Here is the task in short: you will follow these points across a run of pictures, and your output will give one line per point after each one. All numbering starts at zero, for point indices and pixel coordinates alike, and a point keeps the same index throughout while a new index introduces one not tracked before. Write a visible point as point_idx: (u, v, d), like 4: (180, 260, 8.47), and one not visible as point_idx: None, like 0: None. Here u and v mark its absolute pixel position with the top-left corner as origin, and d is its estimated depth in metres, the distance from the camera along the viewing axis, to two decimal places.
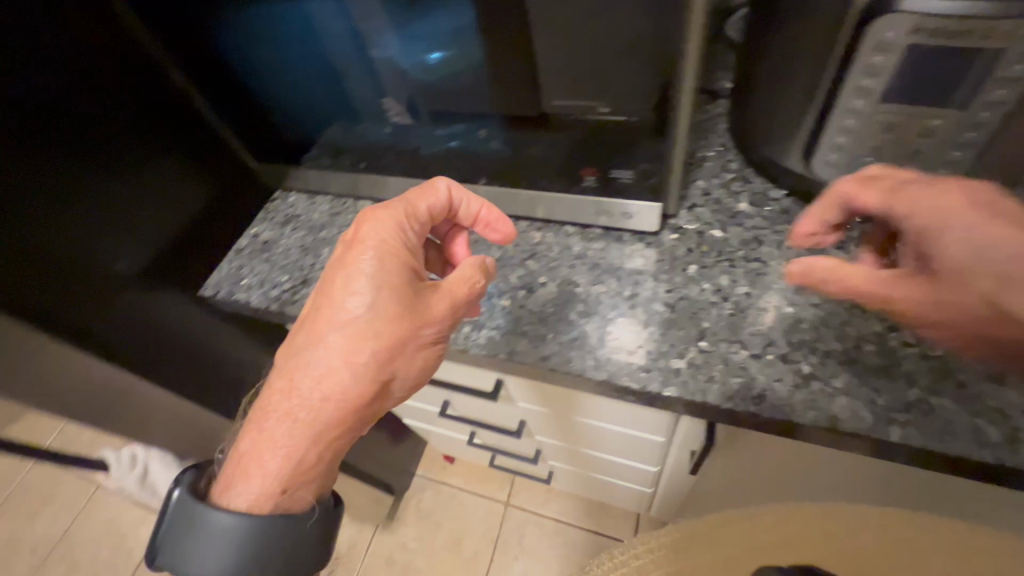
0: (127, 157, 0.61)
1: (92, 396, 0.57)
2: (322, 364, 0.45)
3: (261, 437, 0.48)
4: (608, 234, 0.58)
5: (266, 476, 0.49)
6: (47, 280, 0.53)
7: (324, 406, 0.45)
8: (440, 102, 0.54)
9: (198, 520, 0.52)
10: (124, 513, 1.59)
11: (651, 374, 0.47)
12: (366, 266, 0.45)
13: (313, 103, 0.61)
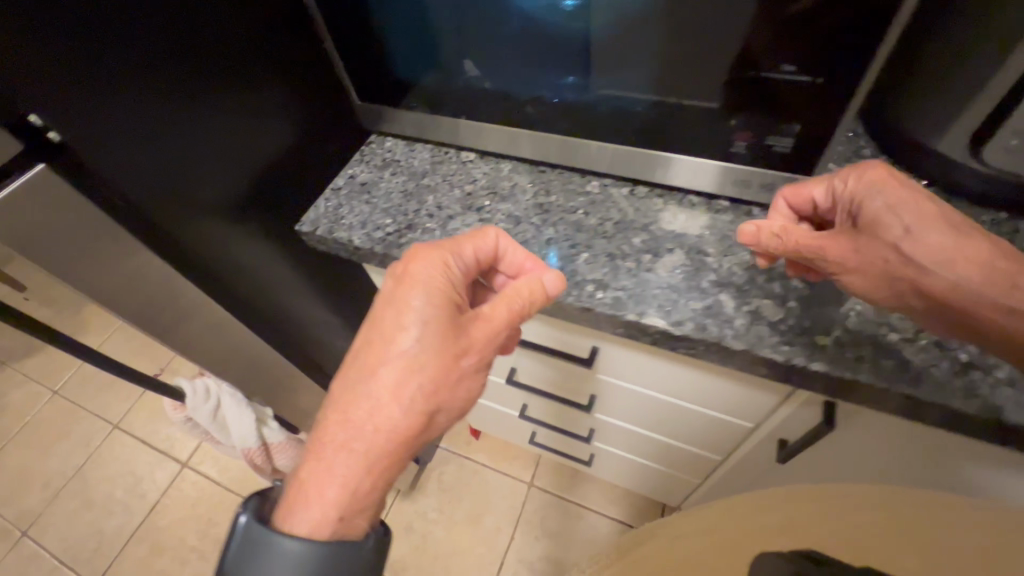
0: (231, 81, 0.59)
1: (172, 317, 0.58)
2: (372, 394, 0.45)
3: (315, 470, 0.47)
4: (735, 207, 0.55)
5: (322, 507, 0.47)
6: (150, 193, 0.52)
7: (376, 435, 0.46)
8: (568, 54, 0.50)
9: (263, 555, 0.47)
10: (140, 456, 1.58)
11: (795, 347, 0.44)
12: (416, 303, 0.46)
13: (418, 48, 0.56)
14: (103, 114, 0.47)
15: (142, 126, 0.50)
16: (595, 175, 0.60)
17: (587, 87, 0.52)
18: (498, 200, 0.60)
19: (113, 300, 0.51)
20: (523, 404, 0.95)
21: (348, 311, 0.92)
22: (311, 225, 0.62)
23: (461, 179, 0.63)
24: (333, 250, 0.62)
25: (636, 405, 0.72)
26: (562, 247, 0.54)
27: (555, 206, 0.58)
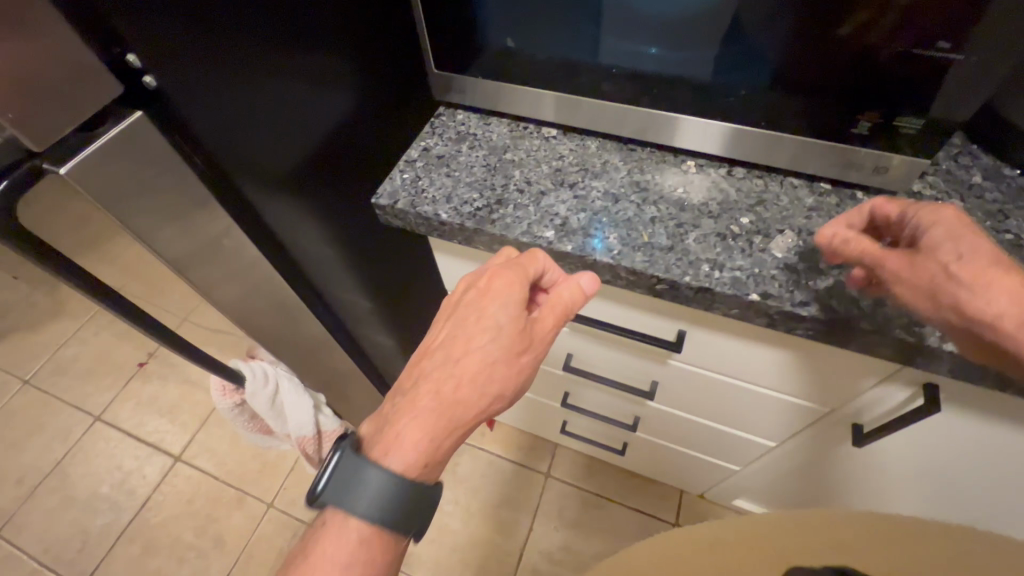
0: (313, 42, 0.52)
1: (233, 278, 0.54)
2: (454, 354, 0.43)
3: (401, 420, 0.43)
4: (837, 190, 0.55)
5: (404, 454, 0.43)
6: (232, 150, 0.47)
7: (457, 396, 0.43)
8: (667, 26, 0.48)
9: (350, 481, 0.43)
10: (125, 450, 1.41)
11: (926, 328, 0.44)
12: (493, 314, 0.44)
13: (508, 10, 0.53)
14: (200, 59, 0.42)
15: (235, 76, 0.45)
16: (689, 155, 0.59)
17: (688, 61, 0.50)
18: (591, 176, 0.58)
19: (182, 263, 0.47)
20: (565, 391, 0.92)
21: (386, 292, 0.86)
22: (389, 197, 0.58)
23: (548, 155, 0.61)
24: (413, 225, 0.58)
25: (702, 393, 0.71)
26: (669, 226, 0.53)
27: (653, 185, 0.57)
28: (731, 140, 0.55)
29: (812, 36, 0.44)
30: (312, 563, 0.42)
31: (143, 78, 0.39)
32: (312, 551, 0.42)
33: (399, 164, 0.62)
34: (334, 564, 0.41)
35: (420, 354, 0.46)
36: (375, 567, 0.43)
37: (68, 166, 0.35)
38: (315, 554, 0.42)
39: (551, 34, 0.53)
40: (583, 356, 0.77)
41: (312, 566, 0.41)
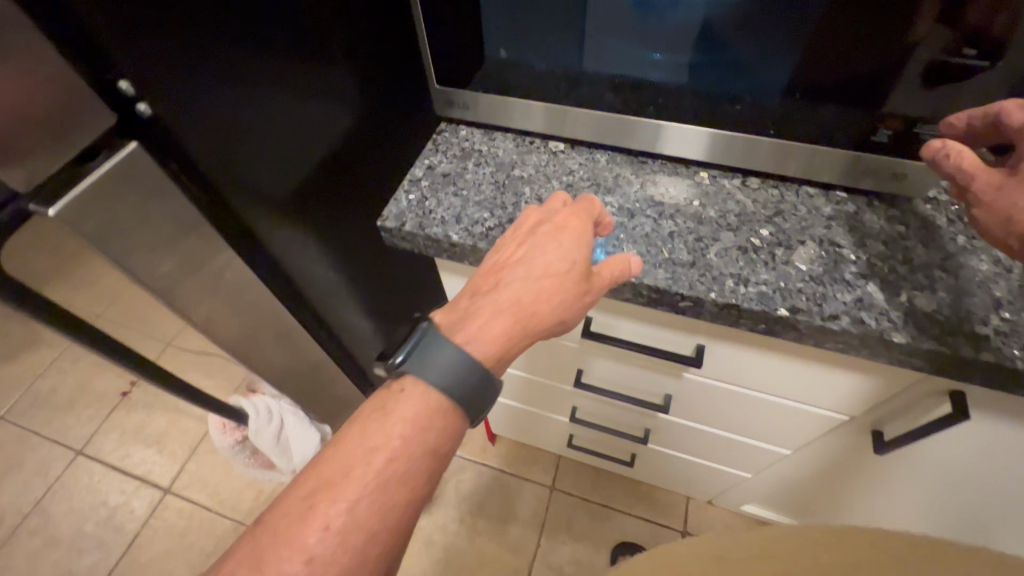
0: (313, 62, 0.49)
1: (231, 313, 0.51)
2: (534, 262, 0.44)
3: (483, 316, 0.42)
4: (853, 197, 0.54)
5: (484, 344, 0.41)
6: (229, 175, 0.44)
7: (530, 303, 0.42)
8: (676, 32, 0.47)
9: (433, 353, 0.40)
10: (109, 484, 1.34)
11: (958, 339, 0.43)
12: (568, 247, 0.44)
13: (512, 21, 0.51)
14: (196, 78, 0.38)
15: (233, 95, 0.42)
16: (701, 166, 0.58)
17: (700, 68, 0.49)
18: (603, 192, 0.57)
19: (178, 299, 0.44)
20: (572, 405, 0.90)
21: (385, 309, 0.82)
22: (396, 220, 0.56)
23: (557, 171, 0.59)
24: (421, 247, 0.56)
25: (719, 403, 0.69)
26: (688, 240, 0.51)
27: (667, 199, 0.55)
28: (744, 150, 0.54)
29: (826, 43, 0.43)
30: (387, 421, 0.39)
31: (137, 105, 0.35)
32: (389, 411, 0.40)
33: (403, 184, 0.60)
34: (407, 424, 0.39)
35: (497, 260, 0.45)
36: (446, 438, 0.41)
37: (54, 206, 0.31)
38: (393, 414, 0.39)
39: (558, 45, 0.52)
40: (593, 371, 0.75)
41: (388, 424, 0.39)
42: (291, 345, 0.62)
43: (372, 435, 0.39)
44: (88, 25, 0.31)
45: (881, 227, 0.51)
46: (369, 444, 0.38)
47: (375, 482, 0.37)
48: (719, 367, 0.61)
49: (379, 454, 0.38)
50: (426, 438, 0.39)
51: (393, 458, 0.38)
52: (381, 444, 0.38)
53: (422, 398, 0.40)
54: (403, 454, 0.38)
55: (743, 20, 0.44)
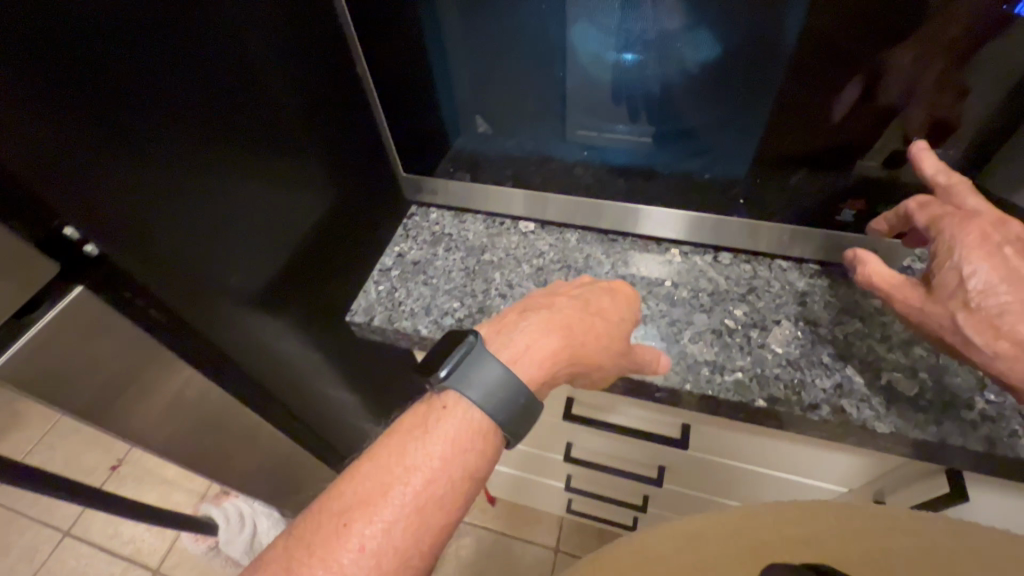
0: (284, 164, 0.51)
1: (190, 427, 0.49)
2: (588, 305, 0.42)
3: (532, 334, 0.38)
4: (826, 270, 0.54)
5: (531, 366, 0.37)
6: (186, 287, 0.43)
7: (583, 337, 0.40)
8: (643, 107, 0.48)
9: (482, 371, 0.35)
10: (96, 568, 1.27)
11: (944, 427, 0.42)
12: (619, 303, 0.44)
13: (482, 103, 0.53)
14: (144, 199, 0.38)
15: (185, 208, 0.42)
16: (671, 242, 0.58)
17: (671, 143, 0.49)
18: (574, 275, 0.56)
19: (123, 422, 0.42)
20: (566, 474, 0.86)
21: (366, 384, 0.79)
22: (365, 314, 0.55)
23: (527, 253, 0.59)
24: (392, 339, 0.55)
25: (714, 475, 0.65)
26: (661, 325, 0.51)
27: (638, 279, 0.55)
28: (713, 228, 0.54)
29: (793, 119, 0.43)
30: (429, 439, 0.33)
31: (83, 247, 0.35)
32: (431, 427, 0.34)
33: (374, 274, 0.60)
34: (449, 444, 0.34)
35: (551, 290, 0.44)
36: (488, 462, 0.35)
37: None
38: (434, 431, 0.34)
39: (525, 122, 0.53)
40: (582, 444, 0.72)
41: (428, 442, 0.33)
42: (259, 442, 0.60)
43: (411, 451, 0.33)
44: (19, 176, 0.30)
45: (855, 302, 0.50)
46: (408, 460, 0.33)
47: (415, 503, 0.32)
48: (708, 443, 0.59)
49: (418, 472, 0.32)
50: (467, 461, 0.34)
51: (435, 479, 0.33)
52: (420, 463, 0.33)
53: (466, 416, 0.35)
54: (444, 475, 0.33)
55: (706, 98, 0.45)
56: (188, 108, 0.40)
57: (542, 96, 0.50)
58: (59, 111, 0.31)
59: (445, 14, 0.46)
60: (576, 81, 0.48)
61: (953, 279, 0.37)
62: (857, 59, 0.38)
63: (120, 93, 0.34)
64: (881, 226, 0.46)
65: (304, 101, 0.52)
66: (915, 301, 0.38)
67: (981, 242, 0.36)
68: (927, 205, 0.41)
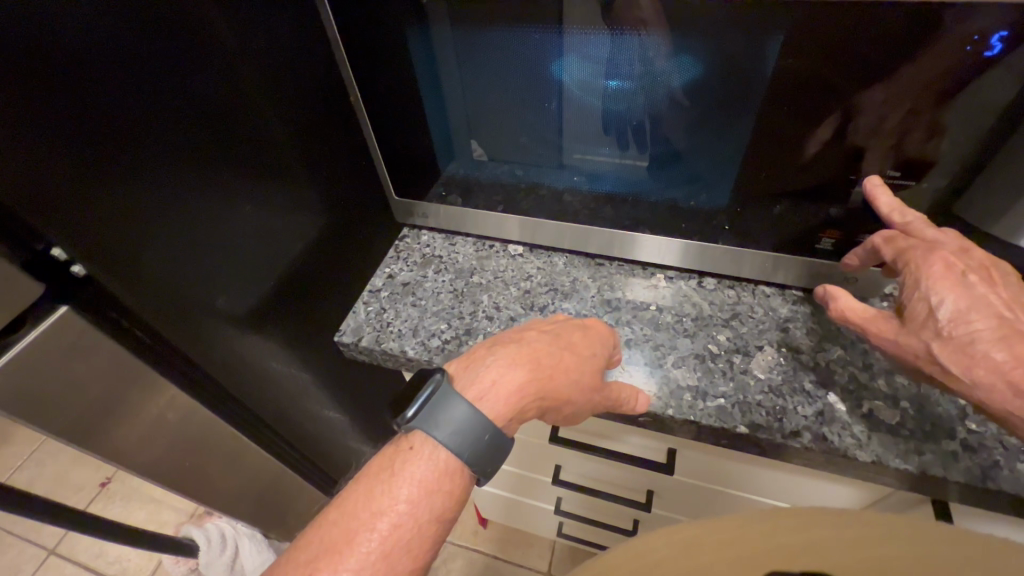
0: (274, 187, 0.53)
1: (175, 452, 0.50)
2: (560, 341, 0.43)
3: (501, 368, 0.39)
4: (810, 297, 0.54)
5: (496, 403, 0.37)
6: (175, 303, 0.44)
7: (554, 374, 0.40)
8: (627, 135, 0.49)
9: (445, 410, 0.36)
10: None
11: (926, 456, 0.41)
12: (592, 342, 0.45)
13: (471, 129, 0.54)
14: (133, 221, 0.39)
15: (173, 230, 0.42)
16: (658, 267, 0.59)
17: (658, 170, 0.50)
18: (560, 298, 0.57)
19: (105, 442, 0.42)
20: (557, 498, 0.85)
21: (356, 404, 0.79)
22: (353, 334, 0.55)
23: (515, 276, 0.60)
24: (379, 361, 0.55)
25: (703, 500, 0.64)
26: (645, 349, 0.51)
27: (624, 303, 0.56)
28: (698, 256, 0.56)
29: (771, 151, 0.44)
30: (395, 483, 0.34)
31: (72, 268, 0.36)
32: (398, 470, 0.34)
33: (364, 295, 0.60)
34: (415, 486, 0.34)
35: (524, 324, 0.45)
36: (455, 501, 0.35)
37: None
38: (400, 475, 0.34)
39: (512, 147, 0.54)
40: (572, 467, 0.72)
41: (394, 486, 0.34)
42: (246, 465, 0.60)
43: (377, 496, 0.34)
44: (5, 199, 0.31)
45: (837, 329, 0.50)
46: (375, 505, 0.33)
47: (381, 550, 0.32)
48: (696, 469, 0.58)
49: (384, 517, 0.33)
50: (434, 503, 0.34)
51: (401, 523, 0.33)
52: (386, 508, 0.33)
53: (431, 457, 0.35)
54: (411, 519, 0.33)
55: (687, 129, 0.46)
56: (177, 135, 0.41)
57: (529, 123, 0.51)
58: (50, 138, 0.32)
59: (431, 48, 0.48)
60: (563, 109, 0.49)
61: (923, 310, 0.36)
62: (833, 93, 0.39)
63: (110, 121, 0.36)
64: (853, 262, 0.47)
65: (296, 128, 0.53)
66: (888, 332, 0.38)
67: (947, 273, 0.36)
68: (893, 240, 0.42)
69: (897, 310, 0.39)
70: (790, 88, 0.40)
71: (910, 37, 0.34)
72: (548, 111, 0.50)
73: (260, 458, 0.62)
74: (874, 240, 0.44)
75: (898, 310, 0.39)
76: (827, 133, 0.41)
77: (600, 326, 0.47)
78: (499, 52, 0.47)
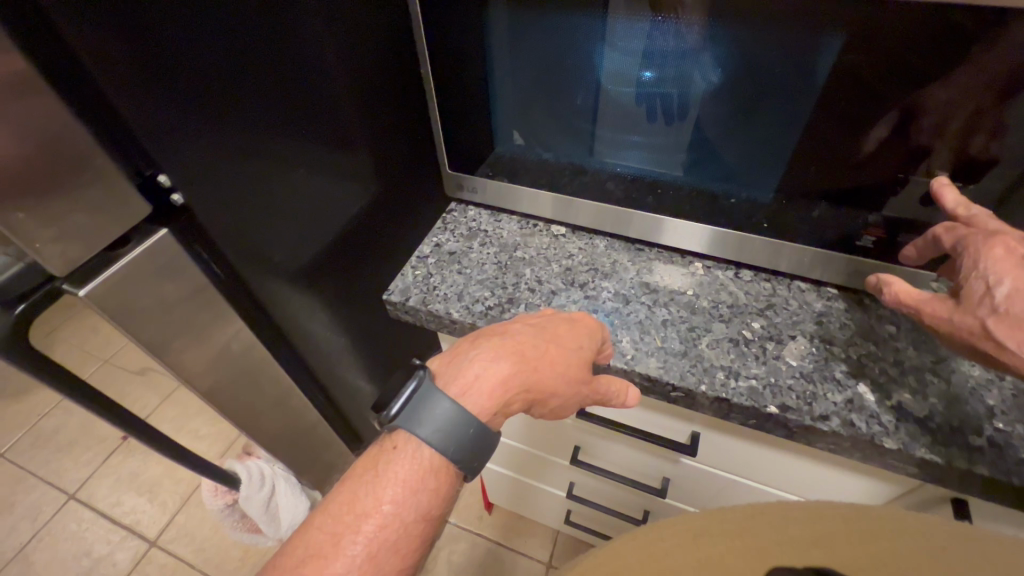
0: (339, 150, 0.56)
1: (229, 389, 0.53)
2: (542, 335, 0.44)
3: (483, 362, 0.40)
4: (845, 295, 0.56)
5: (481, 396, 0.39)
6: (240, 245, 0.47)
7: (535, 367, 0.42)
8: (668, 127, 0.51)
9: (428, 407, 0.38)
10: (97, 535, 1.28)
11: (950, 448, 0.43)
12: (580, 339, 0.46)
13: (523, 113, 0.57)
14: (219, 163, 0.42)
15: (250, 178, 0.46)
16: (696, 256, 0.61)
17: (698, 163, 0.53)
18: (600, 277, 0.59)
19: (180, 365, 0.45)
20: (569, 481, 0.87)
21: (384, 371, 0.82)
22: (401, 294, 0.58)
23: (557, 254, 0.63)
24: (422, 321, 0.58)
25: (718, 489, 0.66)
26: (681, 329, 0.53)
27: (661, 287, 0.58)
28: (737, 245, 0.57)
29: (822, 146, 0.46)
30: (379, 484, 0.36)
31: (170, 195, 0.40)
32: (382, 470, 0.37)
33: (410, 260, 0.63)
34: (400, 486, 0.36)
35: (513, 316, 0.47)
36: (441, 499, 0.38)
37: (87, 287, 0.35)
38: (384, 475, 0.37)
39: (561, 131, 0.57)
40: (590, 449, 0.73)
41: (379, 486, 0.36)
42: (281, 414, 0.64)
43: (361, 498, 0.36)
44: (131, 124, 0.35)
45: (869, 327, 0.52)
46: (359, 508, 0.36)
47: (366, 551, 0.35)
48: (717, 454, 0.59)
49: (369, 519, 0.36)
50: (420, 500, 0.37)
51: (386, 524, 0.36)
52: (371, 509, 0.36)
53: (416, 455, 0.38)
54: (395, 520, 0.36)
55: (734, 124, 0.48)
56: (266, 90, 0.44)
57: (577, 110, 0.54)
58: (166, 77, 0.36)
59: (501, 27, 0.51)
60: (610, 98, 0.51)
61: (979, 289, 0.37)
62: (890, 93, 0.41)
63: (210, 67, 0.39)
64: (910, 253, 0.48)
65: (364, 96, 0.56)
66: (944, 313, 0.39)
67: (1008, 255, 0.37)
68: (954, 229, 0.42)
69: (953, 293, 0.39)
70: (852, 88, 0.42)
71: (978, 40, 0.36)
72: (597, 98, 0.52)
73: (298, 405, 0.65)
74: (935, 232, 0.44)
75: (954, 292, 0.39)
76: (871, 133, 0.43)
77: (589, 324, 0.48)
78: (565, 38, 0.49)
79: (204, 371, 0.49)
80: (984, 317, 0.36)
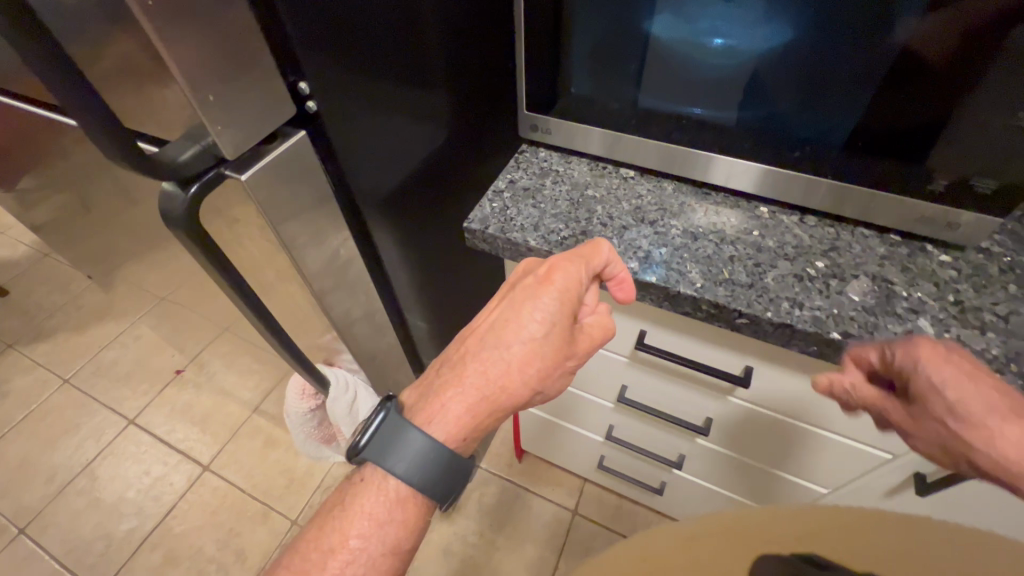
0: (424, 87, 0.59)
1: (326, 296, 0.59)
2: (497, 349, 0.46)
3: (449, 394, 0.46)
4: (907, 241, 0.58)
5: (446, 425, 0.45)
6: (344, 160, 0.52)
7: (499, 387, 0.46)
8: (742, 77, 0.53)
9: (394, 440, 0.44)
10: (154, 456, 1.38)
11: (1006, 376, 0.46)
12: (543, 308, 0.46)
13: (597, 62, 0.59)
14: (334, 83, 0.47)
15: (356, 102, 0.50)
16: (761, 202, 0.64)
17: (771, 114, 0.55)
18: (669, 216, 0.63)
19: (303, 261, 0.52)
20: (608, 424, 0.92)
21: (439, 309, 0.86)
22: (480, 223, 0.62)
23: (627, 194, 0.66)
24: (498, 249, 0.63)
25: (760, 427, 0.70)
26: (747, 265, 0.56)
27: (727, 228, 0.61)
28: (803, 191, 0.59)
29: (903, 97, 0.48)
30: (347, 521, 0.43)
31: (306, 104, 0.46)
32: (347, 505, 0.44)
33: (486, 194, 0.67)
34: (365, 520, 0.43)
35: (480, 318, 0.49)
36: (407, 530, 0.45)
37: (248, 172, 0.41)
38: (352, 510, 0.44)
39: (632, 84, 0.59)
40: (637, 390, 0.78)
41: (347, 524, 0.43)
42: (358, 333, 0.69)
43: (328, 537, 0.43)
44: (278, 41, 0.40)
45: (931, 270, 0.55)
46: (325, 545, 0.43)
47: None
48: (765, 389, 0.64)
49: (335, 556, 0.42)
50: (387, 532, 0.44)
51: (353, 559, 0.43)
52: (338, 546, 0.43)
53: (380, 488, 0.45)
54: (359, 553, 0.43)
55: (810, 71, 0.50)
56: (373, 19, 0.48)
57: (650, 62, 0.56)
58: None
59: None
60: (682, 48, 0.54)
61: (927, 385, 0.45)
62: (979, 38, 0.42)
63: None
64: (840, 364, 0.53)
65: (450, 35, 0.58)
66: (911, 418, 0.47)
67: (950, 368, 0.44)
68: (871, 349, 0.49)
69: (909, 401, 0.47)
70: (928, 38, 0.44)
71: None
72: (671, 52, 0.55)
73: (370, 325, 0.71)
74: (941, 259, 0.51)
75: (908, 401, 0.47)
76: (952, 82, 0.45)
77: (549, 294, 0.46)
78: None
79: (316, 271, 0.55)
80: (945, 420, 0.45)
